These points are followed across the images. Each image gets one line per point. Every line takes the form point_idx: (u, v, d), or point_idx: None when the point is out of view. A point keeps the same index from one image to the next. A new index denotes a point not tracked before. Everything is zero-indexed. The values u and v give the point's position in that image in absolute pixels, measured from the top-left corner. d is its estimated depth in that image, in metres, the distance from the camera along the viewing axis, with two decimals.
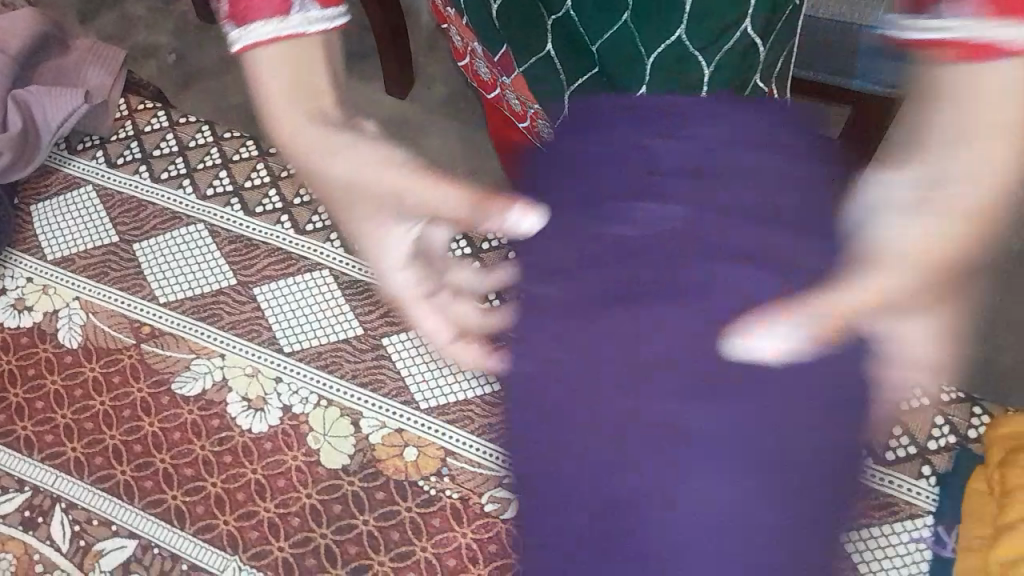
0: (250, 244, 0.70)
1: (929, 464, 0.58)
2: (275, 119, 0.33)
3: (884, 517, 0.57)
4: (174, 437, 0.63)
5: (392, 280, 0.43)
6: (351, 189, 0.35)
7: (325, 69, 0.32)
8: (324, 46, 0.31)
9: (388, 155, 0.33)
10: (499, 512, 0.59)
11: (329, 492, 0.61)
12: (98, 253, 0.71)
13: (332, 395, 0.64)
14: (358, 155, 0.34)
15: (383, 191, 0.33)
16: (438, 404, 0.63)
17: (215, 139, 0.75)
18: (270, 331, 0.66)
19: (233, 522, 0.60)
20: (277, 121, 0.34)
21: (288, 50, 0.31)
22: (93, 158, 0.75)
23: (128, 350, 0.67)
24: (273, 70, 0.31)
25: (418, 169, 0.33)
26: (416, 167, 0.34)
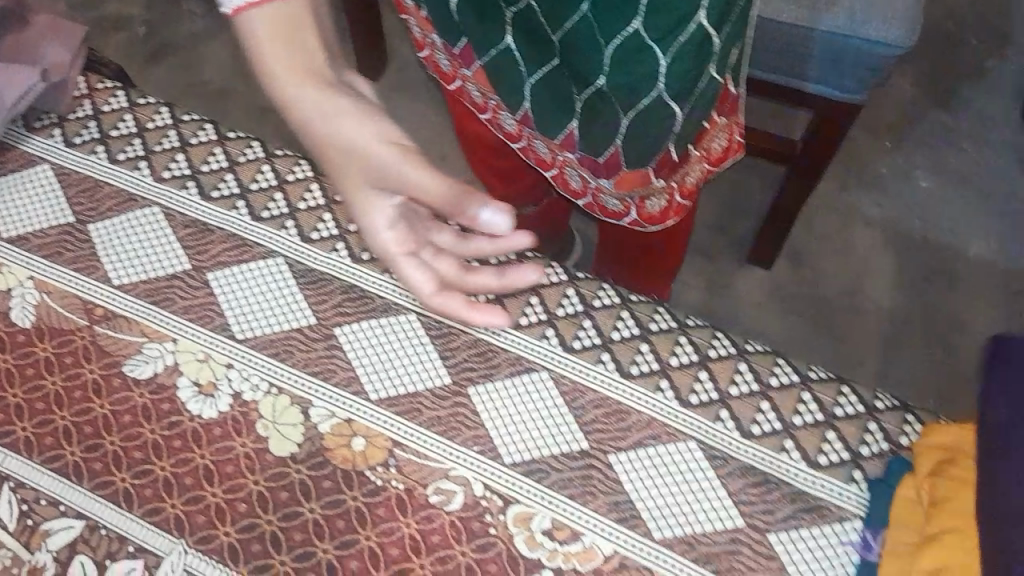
0: (205, 228, 0.70)
1: (860, 469, 0.60)
2: (279, 78, 0.51)
3: (814, 519, 0.59)
4: (124, 420, 0.64)
5: (369, 229, 0.55)
6: (346, 143, 0.51)
7: (307, 31, 0.52)
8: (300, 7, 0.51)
9: (375, 121, 0.52)
10: (443, 503, 0.60)
11: (276, 479, 0.61)
12: (54, 232, 0.70)
13: (282, 383, 0.65)
14: (350, 120, 0.51)
15: (374, 144, 0.51)
16: (386, 395, 0.64)
17: (174, 122, 0.75)
18: (223, 317, 0.67)
19: (180, 506, 0.61)
20: (278, 79, 0.51)
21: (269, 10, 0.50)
22: (51, 135, 0.74)
23: (80, 331, 0.67)
24: (268, 32, 0.51)
25: (407, 150, 0.51)
26: (397, 145, 0.51)
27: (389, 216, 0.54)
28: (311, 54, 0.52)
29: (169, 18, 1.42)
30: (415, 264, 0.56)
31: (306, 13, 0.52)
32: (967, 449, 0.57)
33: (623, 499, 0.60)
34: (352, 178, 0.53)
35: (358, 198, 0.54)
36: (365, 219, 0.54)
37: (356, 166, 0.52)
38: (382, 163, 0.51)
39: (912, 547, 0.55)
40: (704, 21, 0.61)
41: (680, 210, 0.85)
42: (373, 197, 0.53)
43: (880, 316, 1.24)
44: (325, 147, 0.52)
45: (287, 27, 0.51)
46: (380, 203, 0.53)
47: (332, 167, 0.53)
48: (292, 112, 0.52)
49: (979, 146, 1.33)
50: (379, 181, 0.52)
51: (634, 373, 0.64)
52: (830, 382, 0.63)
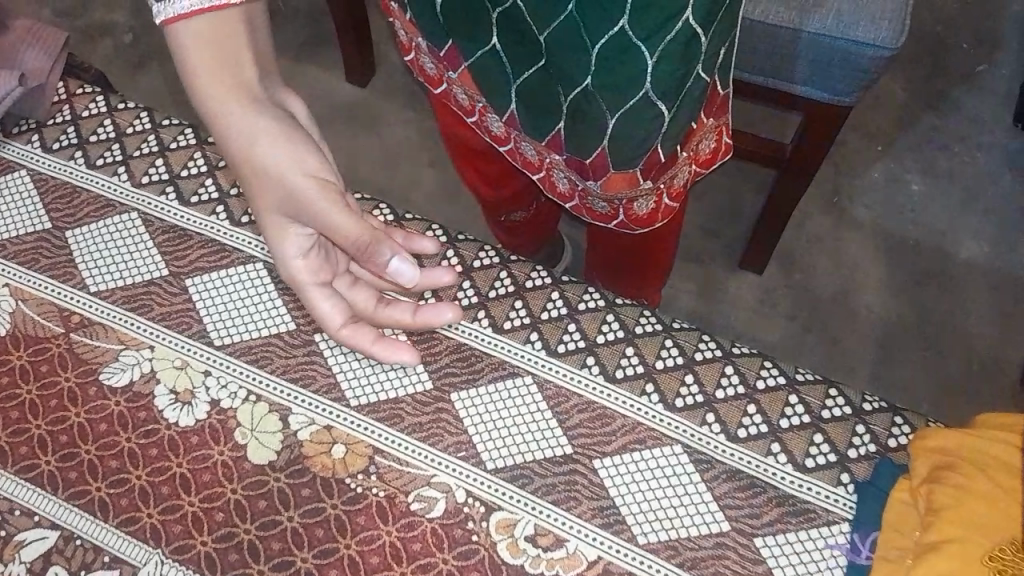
0: (183, 234, 0.69)
1: (848, 472, 0.59)
2: (197, 84, 0.58)
3: (801, 523, 0.58)
4: (100, 429, 0.63)
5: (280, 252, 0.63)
6: (242, 150, 0.59)
7: (238, 48, 0.58)
8: (228, 23, 0.57)
9: (294, 141, 0.60)
10: (424, 511, 0.59)
11: (254, 488, 0.60)
12: (30, 239, 0.69)
13: (261, 390, 0.64)
14: (251, 134, 0.59)
15: (288, 172, 0.59)
16: (366, 402, 0.63)
17: (153, 127, 0.74)
18: (201, 323, 0.66)
19: (156, 516, 0.60)
20: (197, 85, 0.58)
21: (199, 21, 0.55)
22: (29, 141, 0.73)
23: (57, 339, 0.66)
24: (194, 37, 0.56)
25: (324, 184, 0.59)
26: (316, 177, 0.59)
27: (302, 247, 0.63)
28: (238, 69, 0.58)
29: (155, 25, 1.42)
30: (326, 296, 0.63)
31: (239, 31, 0.58)
32: (966, 456, 0.56)
33: (607, 504, 0.59)
34: (269, 203, 0.61)
35: (272, 215, 0.62)
36: (276, 236, 0.63)
37: (270, 189, 0.60)
38: (292, 189, 0.59)
39: (905, 553, 0.54)
40: (690, 20, 0.60)
41: (668, 212, 0.84)
42: (284, 223, 0.62)
43: (873, 318, 1.23)
44: (231, 156, 0.60)
45: (215, 36, 0.57)
46: (288, 230, 0.62)
47: (246, 183, 0.61)
48: (218, 121, 0.59)
49: (969, 148, 1.33)
50: (292, 205, 0.60)
51: (619, 376, 0.62)
52: (817, 384, 0.62)
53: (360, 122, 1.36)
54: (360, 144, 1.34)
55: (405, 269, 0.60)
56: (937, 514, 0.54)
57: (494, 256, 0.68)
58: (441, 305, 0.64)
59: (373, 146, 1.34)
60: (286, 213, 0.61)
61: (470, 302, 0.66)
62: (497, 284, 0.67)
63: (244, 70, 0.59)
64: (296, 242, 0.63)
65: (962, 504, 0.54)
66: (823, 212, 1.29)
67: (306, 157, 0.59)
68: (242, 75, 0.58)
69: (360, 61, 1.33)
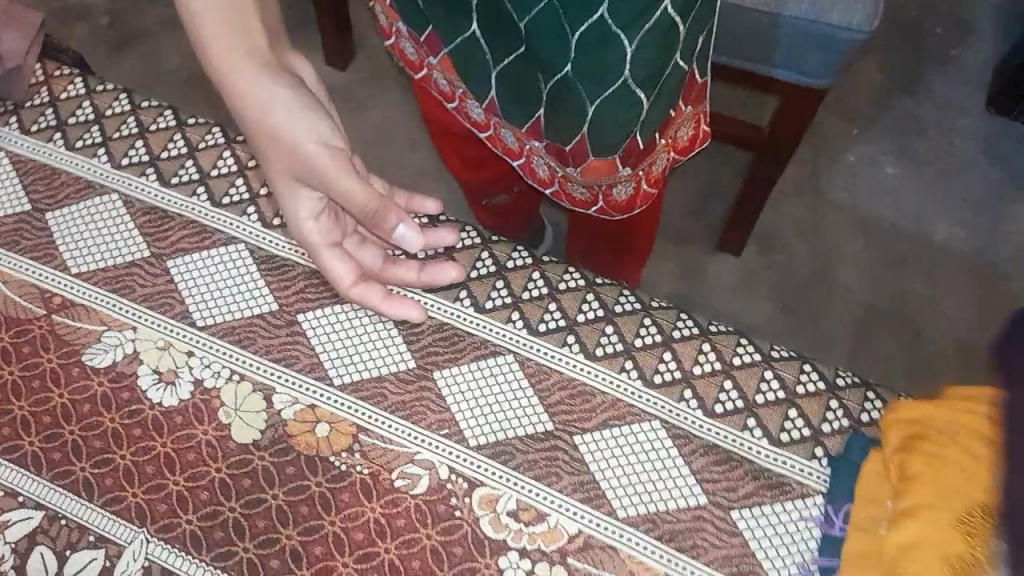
0: (165, 215, 0.69)
1: (821, 446, 0.61)
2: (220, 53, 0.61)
3: (776, 496, 0.59)
4: (84, 409, 0.63)
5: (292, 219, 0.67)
6: (269, 123, 0.62)
7: (250, 17, 0.62)
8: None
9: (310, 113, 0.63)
10: (407, 488, 0.60)
11: (238, 467, 0.61)
12: (11, 221, 0.69)
13: (245, 370, 0.64)
14: (275, 101, 0.62)
15: (302, 137, 0.63)
16: (350, 381, 0.64)
17: (133, 108, 0.74)
18: (184, 304, 0.66)
19: (141, 495, 0.60)
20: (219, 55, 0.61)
21: None
22: (7, 123, 0.73)
23: (39, 320, 0.66)
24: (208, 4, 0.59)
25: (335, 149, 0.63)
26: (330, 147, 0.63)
27: (312, 209, 0.66)
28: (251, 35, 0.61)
29: (131, 9, 1.41)
30: (336, 255, 0.65)
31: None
32: (940, 427, 0.57)
33: (587, 480, 0.60)
34: (283, 169, 0.65)
35: (285, 178, 0.65)
36: (288, 198, 0.66)
37: (284, 154, 0.63)
38: (303, 153, 0.63)
39: (875, 520, 0.56)
40: (669, 8, 0.61)
41: (647, 197, 0.85)
42: (297, 188, 0.66)
43: (848, 300, 1.25)
44: (253, 128, 0.63)
45: (229, 6, 0.60)
46: (303, 195, 0.66)
47: (262, 150, 0.64)
48: (236, 90, 0.62)
49: (942, 133, 1.35)
50: (304, 170, 0.64)
51: (599, 354, 0.63)
52: (792, 361, 0.64)
53: (340, 105, 1.35)
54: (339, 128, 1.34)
55: (410, 235, 0.64)
56: (910, 481, 0.55)
57: (476, 237, 0.69)
58: (444, 264, 0.67)
59: (352, 129, 1.34)
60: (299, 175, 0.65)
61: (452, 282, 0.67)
62: (479, 264, 0.68)
63: (256, 39, 0.62)
64: (308, 207, 0.66)
65: (934, 469, 0.55)
66: (799, 196, 1.30)
67: (317, 122, 0.63)
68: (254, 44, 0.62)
69: (339, 44, 1.33)
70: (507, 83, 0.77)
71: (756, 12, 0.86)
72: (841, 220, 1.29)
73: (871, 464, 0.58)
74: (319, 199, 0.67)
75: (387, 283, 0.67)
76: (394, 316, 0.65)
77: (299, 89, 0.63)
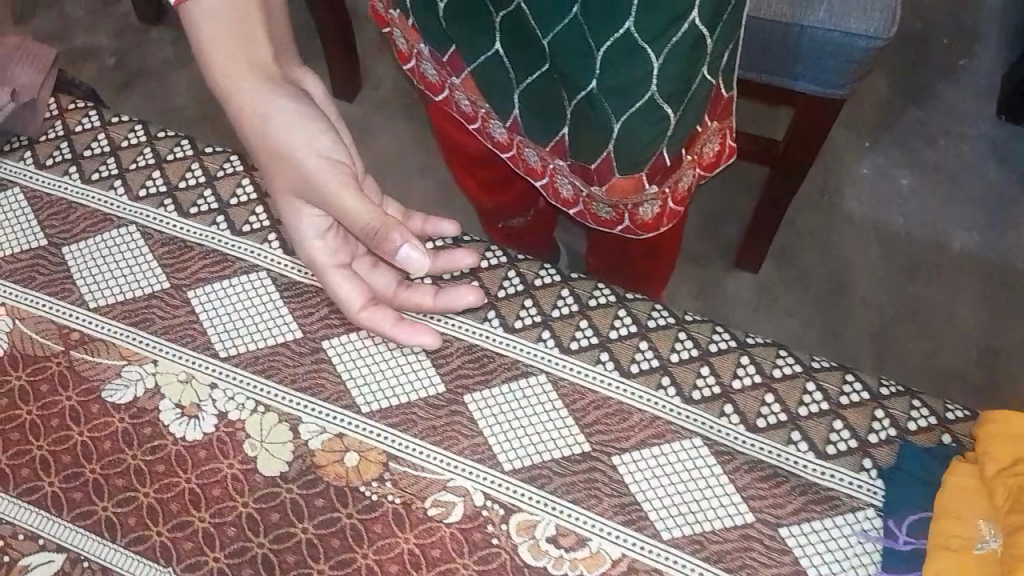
0: (184, 246, 0.68)
1: (869, 457, 0.59)
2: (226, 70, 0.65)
3: (826, 511, 0.57)
4: (104, 447, 0.61)
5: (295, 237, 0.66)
6: (275, 139, 0.65)
7: (256, 34, 0.66)
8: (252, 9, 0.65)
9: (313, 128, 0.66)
10: (441, 516, 0.58)
11: (266, 500, 0.59)
12: (26, 257, 0.68)
13: (270, 401, 0.62)
14: (283, 120, 0.65)
15: (301, 151, 0.65)
16: (379, 408, 0.62)
17: (148, 139, 0.73)
18: (206, 335, 0.65)
19: (166, 533, 0.58)
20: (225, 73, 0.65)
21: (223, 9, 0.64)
22: (21, 158, 0.72)
23: (57, 357, 0.64)
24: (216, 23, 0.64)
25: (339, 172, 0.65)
26: (335, 166, 0.65)
27: (316, 228, 0.66)
28: (258, 51, 0.66)
29: (138, 48, 1.41)
30: (342, 278, 0.64)
31: (255, 20, 0.66)
32: None
33: (628, 501, 0.57)
34: (288, 187, 0.66)
35: (289, 197, 0.66)
36: (293, 218, 0.66)
37: (286, 168, 0.65)
38: (304, 165, 0.65)
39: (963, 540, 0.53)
40: (696, 20, 0.60)
41: (674, 215, 0.84)
42: (301, 206, 0.66)
43: (871, 312, 1.23)
44: (262, 144, 0.66)
45: (235, 23, 0.65)
46: (308, 214, 0.66)
47: (267, 167, 0.66)
48: (244, 106, 0.66)
49: (958, 142, 1.33)
50: (306, 185, 0.65)
51: (635, 371, 0.62)
52: (834, 371, 0.62)
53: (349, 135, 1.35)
54: None
55: (413, 256, 0.61)
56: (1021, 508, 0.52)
57: (502, 256, 0.67)
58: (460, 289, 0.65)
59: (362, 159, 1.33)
60: (302, 193, 0.66)
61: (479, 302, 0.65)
62: (506, 284, 0.66)
63: (261, 55, 0.66)
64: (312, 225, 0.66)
65: None
66: (816, 210, 1.29)
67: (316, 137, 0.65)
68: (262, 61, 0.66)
69: (347, 75, 1.32)
70: (530, 101, 0.76)
71: (775, 22, 0.85)
72: (860, 232, 1.28)
73: (965, 478, 0.55)
74: (322, 217, 0.67)
75: (399, 309, 0.66)
76: (405, 343, 0.63)
77: (300, 101, 0.66)
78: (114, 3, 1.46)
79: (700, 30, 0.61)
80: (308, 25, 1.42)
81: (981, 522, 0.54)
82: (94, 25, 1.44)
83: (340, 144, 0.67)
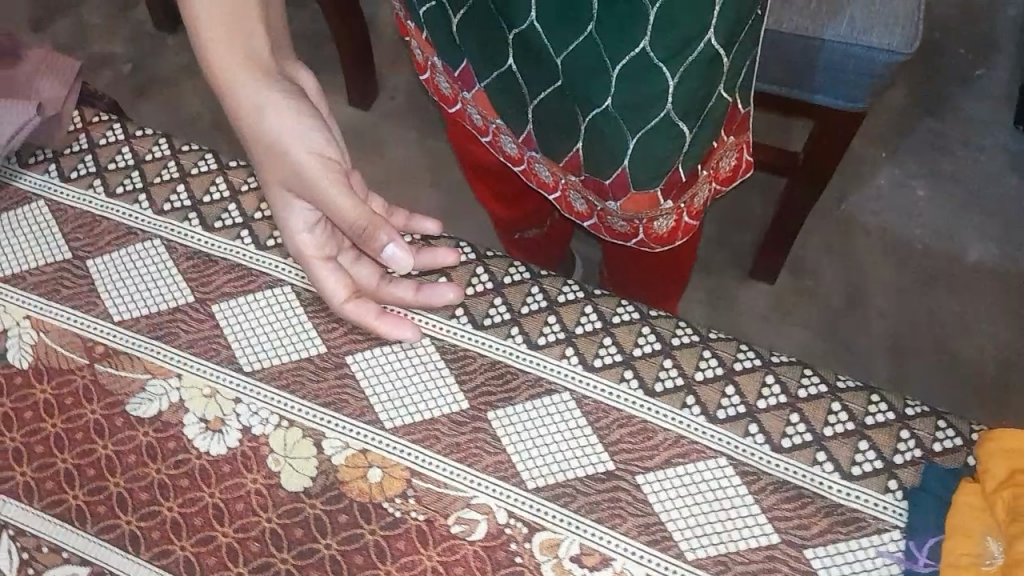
0: (208, 259, 0.68)
1: (895, 478, 0.58)
2: (222, 61, 0.66)
3: (852, 532, 0.57)
4: (129, 461, 0.61)
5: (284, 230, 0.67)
6: (269, 133, 0.67)
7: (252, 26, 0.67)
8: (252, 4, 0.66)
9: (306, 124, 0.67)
10: (465, 534, 0.58)
11: (289, 516, 0.59)
12: (51, 270, 0.68)
13: (294, 416, 0.62)
14: (277, 113, 0.67)
15: (295, 146, 0.67)
16: (402, 424, 0.62)
17: (173, 152, 0.73)
18: (230, 349, 0.65)
19: (190, 548, 0.58)
20: (221, 64, 0.66)
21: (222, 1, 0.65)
22: (47, 171, 0.72)
23: (81, 370, 0.64)
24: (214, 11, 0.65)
25: (329, 166, 0.67)
26: (327, 161, 0.67)
27: (305, 221, 0.68)
28: (254, 44, 0.67)
29: (156, 56, 1.42)
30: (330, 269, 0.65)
31: (254, 14, 0.67)
32: None
33: (653, 521, 0.57)
34: (279, 179, 0.67)
35: (279, 191, 0.67)
36: (283, 210, 0.67)
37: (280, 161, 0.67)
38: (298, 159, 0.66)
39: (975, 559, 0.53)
40: (713, 40, 0.60)
41: (688, 229, 0.84)
42: (290, 199, 0.68)
43: (889, 325, 1.22)
44: (255, 136, 0.67)
45: (233, 14, 0.66)
46: (297, 206, 0.68)
47: (260, 158, 0.67)
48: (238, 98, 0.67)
49: (976, 154, 1.33)
50: (298, 179, 0.67)
51: (659, 389, 0.61)
52: (859, 391, 0.61)
53: (365, 144, 1.35)
54: (366, 166, 1.33)
55: (398, 255, 0.65)
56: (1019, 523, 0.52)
57: (525, 272, 0.67)
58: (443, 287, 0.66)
59: (378, 168, 1.33)
60: (294, 186, 0.67)
61: (502, 318, 0.65)
62: (529, 300, 0.66)
63: (257, 49, 0.67)
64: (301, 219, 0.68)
65: None
66: (832, 222, 1.28)
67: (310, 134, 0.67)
68: (258, 54, 0.67)
69: (363, 84, 1.32)
70: (543, 120, 0.76)
71: (798, 37, 0.85)
72: (877, 244, 1.27)
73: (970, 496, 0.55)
74: (311, 209, 0.68)
75: (382, 302, 0.66)
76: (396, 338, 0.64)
77: (294, 97, 0.67)
78: (130, 11, 1.46)
79: (716, 47, 0.61)
80: (324, 33, 1.42)
81: (990, 541, 0.53)
82: (111, 32, 1.44)
83: (331, 141, 0.68)
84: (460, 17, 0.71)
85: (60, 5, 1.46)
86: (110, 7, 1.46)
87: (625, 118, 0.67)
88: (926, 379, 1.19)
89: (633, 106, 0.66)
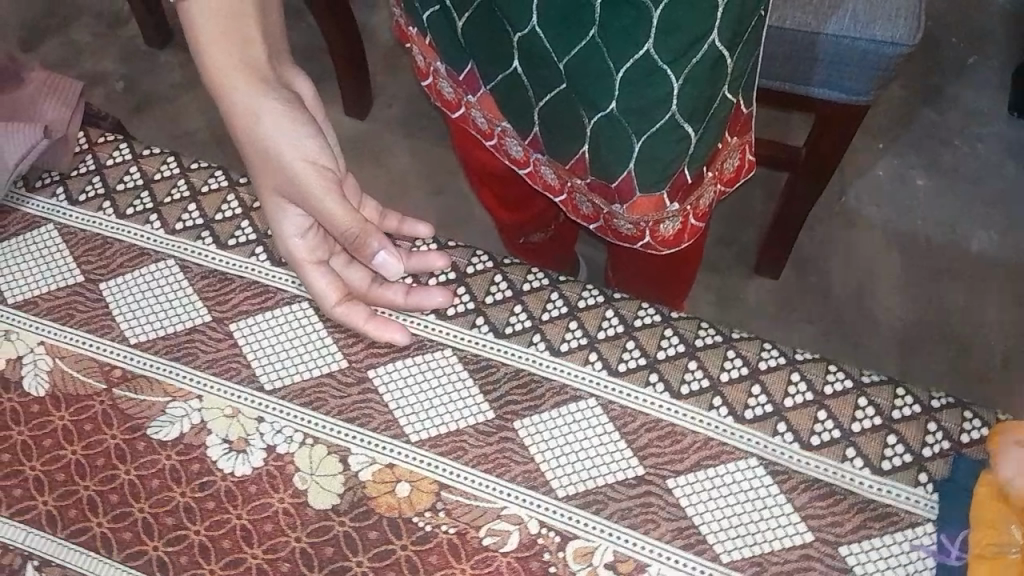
0: (224, 278, 0.67)
1: (925, 471, 0.58)
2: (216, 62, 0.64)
3: (885, 527, 0.57)
4: (152, 485, 0.60)
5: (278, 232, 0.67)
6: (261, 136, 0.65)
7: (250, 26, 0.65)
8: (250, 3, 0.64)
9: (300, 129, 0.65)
10: (497, 546, 0.57)
11: (319, 534, 0.58)
12: (63, 295, 0.67)
13: (319, 433, 0.62)
14: (271, 116, 0.65)
15: (287, 151, 0.65)
16: (428, 436, 0.61)
17: (182, 171, 0.73)
18: (250, 368, 0.64)
19: (219, 572, 0.57)
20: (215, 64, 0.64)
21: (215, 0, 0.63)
22: (54, 194, 0.72)
23: (99, 395, 0.63)
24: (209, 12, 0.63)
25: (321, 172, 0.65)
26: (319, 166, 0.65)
27: (298, 225, 0.67)
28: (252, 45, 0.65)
29: (149, 72, 1.41)
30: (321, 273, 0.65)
31: (251, 16, 0.64)
32: None
33: (686, 525, 0.57)
34: (272, 185, 0.66)
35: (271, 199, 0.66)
36: (277, 216, 0.67)
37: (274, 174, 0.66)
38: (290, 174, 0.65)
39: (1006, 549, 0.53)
40: (717, 42, 0.59)
41: (695, 231, 0.80)
42: (283, 205, 0.67)
43: (894, 316, 1.23)
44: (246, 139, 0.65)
45: (228, 15, 0.64)
46: (290, 211, 0.67)
47: (252, 162, 0.66)
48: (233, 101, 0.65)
49: (973, 143, 1.33)
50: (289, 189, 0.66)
51: (686, 392, 0.61)
52: (884, 385, 0.61)
53: (364, 153, 1.34)
54: (366, 176, 1.32)
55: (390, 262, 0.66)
56: None
57: (543, 278, 0.67)
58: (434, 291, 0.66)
59: (378, 175, 1.33)
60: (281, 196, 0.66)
61: (523, 326, 0.65)
62: (550, 306, 0.65)
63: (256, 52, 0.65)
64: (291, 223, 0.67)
65: None
66: (833, 215, 1.29)
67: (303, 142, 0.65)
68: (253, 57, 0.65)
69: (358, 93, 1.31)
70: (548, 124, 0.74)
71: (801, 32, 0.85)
72: (879, 236, 1.27)
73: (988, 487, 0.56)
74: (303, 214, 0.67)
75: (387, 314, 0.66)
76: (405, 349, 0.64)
77: (289, 102, 0.65)
78: (120, 27, 1.45)
79: (720, 48, 0.60)
80: (317, 43, 1.41)
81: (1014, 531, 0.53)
82: (102, 49, 1.43)
83: (326, 147, 0.66)
84: (465, 20, 0.70)
85: (49, 24, 1.45)
86: (99, 24, 1.45)
87: (630, 121, 0.66)
88: (934, 368, 1.19)
89: (635, 112, 0.65)
